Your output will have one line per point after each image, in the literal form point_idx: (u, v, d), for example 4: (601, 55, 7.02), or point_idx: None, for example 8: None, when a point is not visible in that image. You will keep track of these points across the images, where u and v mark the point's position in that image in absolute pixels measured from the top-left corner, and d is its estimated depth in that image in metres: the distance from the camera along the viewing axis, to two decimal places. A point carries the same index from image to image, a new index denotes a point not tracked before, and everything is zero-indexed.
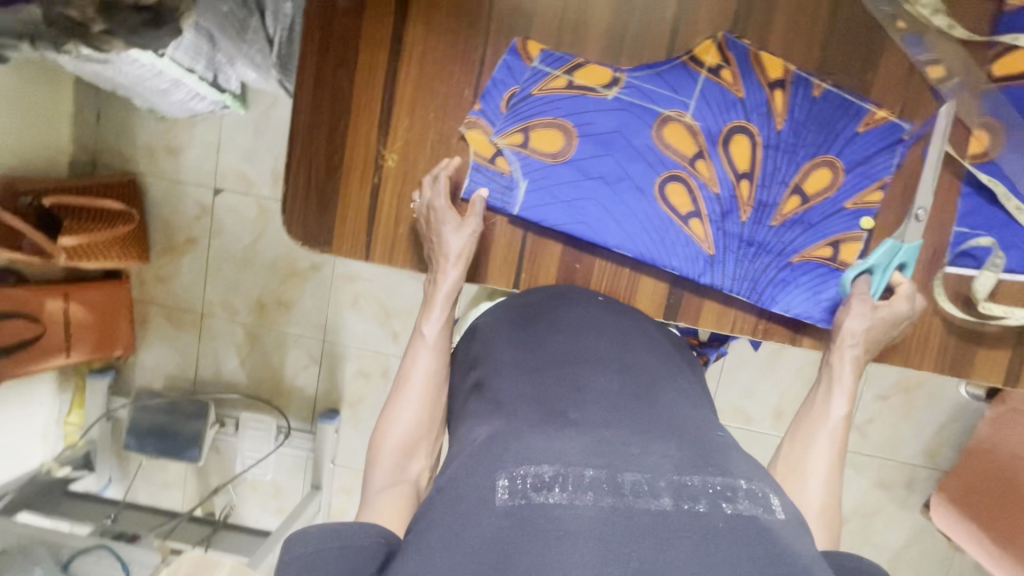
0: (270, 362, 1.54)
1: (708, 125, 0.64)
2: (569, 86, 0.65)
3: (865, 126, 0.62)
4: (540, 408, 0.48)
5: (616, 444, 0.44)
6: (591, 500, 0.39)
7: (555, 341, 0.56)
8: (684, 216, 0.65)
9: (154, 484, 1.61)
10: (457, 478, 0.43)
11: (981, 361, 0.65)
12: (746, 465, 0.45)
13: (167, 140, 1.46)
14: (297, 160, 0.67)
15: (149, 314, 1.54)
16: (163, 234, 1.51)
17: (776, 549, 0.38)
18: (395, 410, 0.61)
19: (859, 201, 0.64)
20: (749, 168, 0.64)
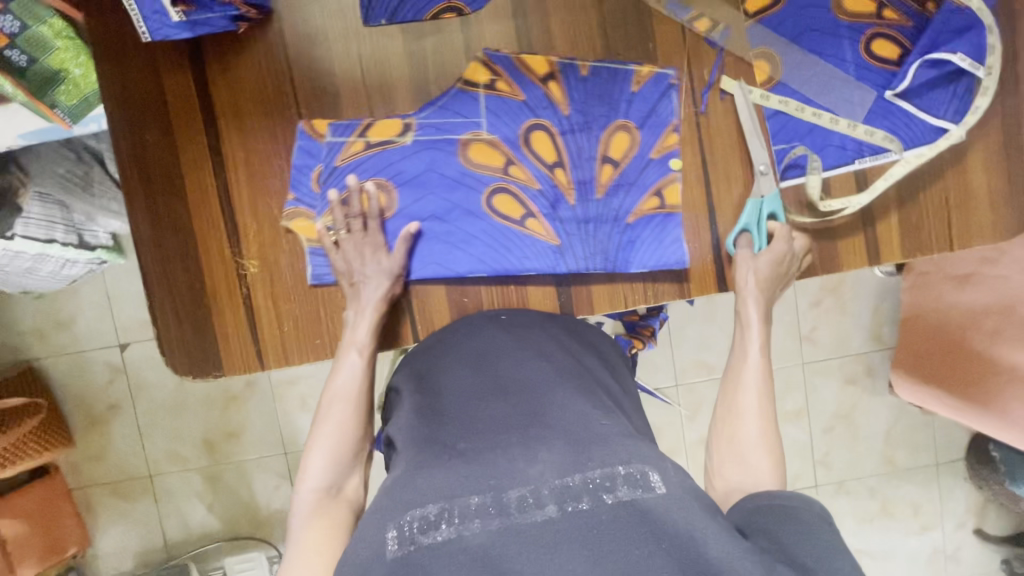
0: (238, 497, 1.46)
1: (505, 134, 0.68)
2: (368, 147, 0.67)
3: (637, 84, 0.68)
4: (430, 449, 0.51)
5: (501, 463, 0.48)
6: (479, 527, 0.43)
7: (435, 376, 0.59)
8: (519, 220, 0.68)
9: None
10: (356, 541, 0.46)
11: (844, 253, 0.70)
12: (625, 446, 0.49)
13: (54, 316, 1.38)
14: (161, 299, 0.66)
15: (93, 497, 1.44)
16: (81, 410, 1.42)
17: (651, 526, 0.42)
18: (316, 449, 0.64)
19: (661, 148, 0.69)
20: (557, 157, 0.69)
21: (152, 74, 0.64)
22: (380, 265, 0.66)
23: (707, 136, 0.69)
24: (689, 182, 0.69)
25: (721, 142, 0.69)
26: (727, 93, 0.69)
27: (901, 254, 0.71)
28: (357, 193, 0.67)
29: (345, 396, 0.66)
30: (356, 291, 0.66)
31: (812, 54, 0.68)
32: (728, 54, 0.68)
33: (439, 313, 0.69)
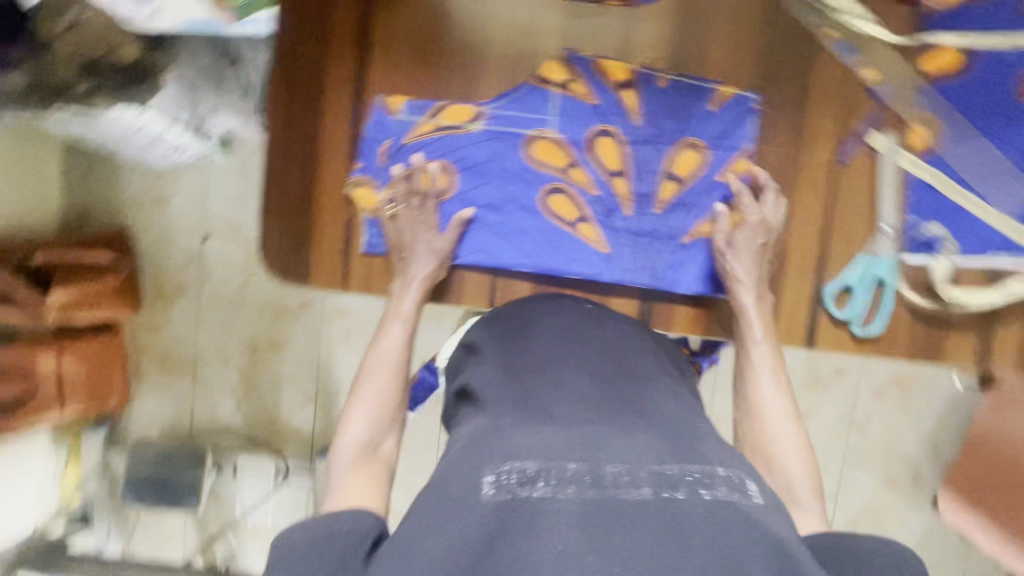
0: (265, 403, 1.53)
1: (573, 135, 0.68)
2: (436, 130, 0.69)
3: (714, 103, 0.66)
4: (522, 410, 0.50)
5: (597, 437, 0.46)
6: (574, 492, 0.40)
7: (529, 342, 0.59)
8: (571, 222, 0.69)
9: (152, 537, 1.56)
10: (446, 481, 0.45)
11: (951, 346, 0.66)
12: (722, 452, 0.47)
13: (154, 192, 1.48)
14: (272, 204, 0.70)
15: (142, 364, 1.54)
16: (153, 283, 1.52)
17: (753, 536, 0.39)
18: (355, 404, 0.59)
19: (728, 172, 0.67)
20: (620, 166, 0.68)
21: None
22: (432, 245, 0.67)
23: (841, 188, 0.66)
24: (806, 232, 0.66)
25: (852, 197, 0.66)
26: (875, 149, 0.65)
27: (1011, 367, 0.66)
28: (420, 172, 0.68)
29: (389, 361, 0.62)
30: (405, 265, 0.67)
31: (979, 134, 0.64)
32: (888, 110, 0.65)
33: (520, 288, 0.70)
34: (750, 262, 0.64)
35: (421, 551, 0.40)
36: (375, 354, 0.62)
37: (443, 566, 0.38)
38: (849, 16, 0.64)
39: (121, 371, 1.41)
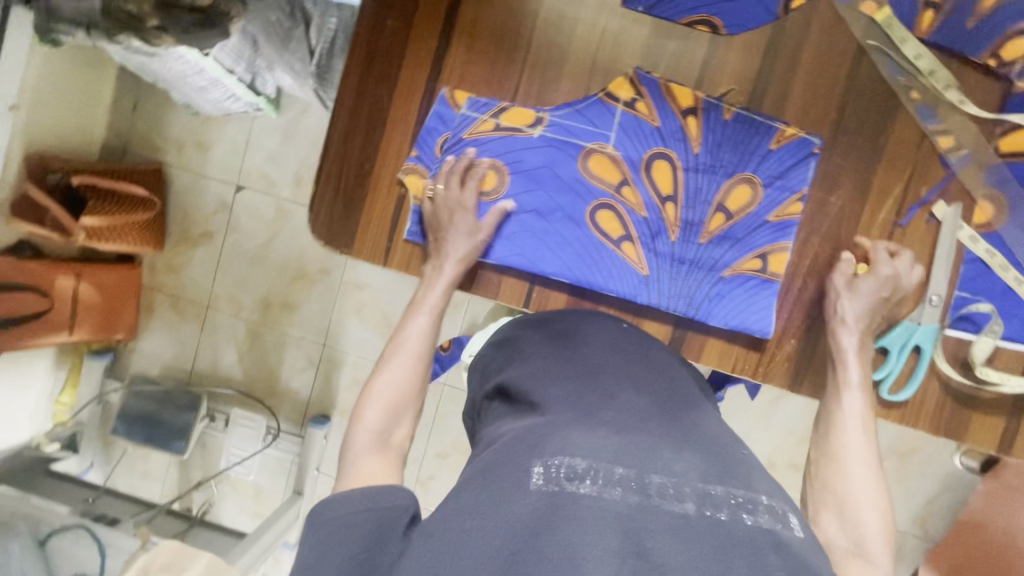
0: (267, 363, 1.54)
1: (629, 154, 0.68)
2: (497, 128, 0.69)
3: (776, 143, 0.66)
4: (574, 408, 0.49)
5: (646, 447, 0.46)
6: (619, 496, 0.41)
7: (581, 343, 0.58)
8: (616, 240, 0.68)
9: (134, 473, 1.59)
10: (492, 467, 0.45)
11: (976, 426, 0.65)
12: (765, 482, 0.47)
13: (198, 136, 1.49)
14: (329, 169, 0.70)
15: (155, 301, 1.56)
16: (181, 225, 1.52)
17: (795, 567, 0.38)
18: (376, 386, 0.65)
19: (781, 213, 0.67)
20: (673, 191, 0.68)
21: None
22: (467, 230, 0.68)
23: (894, 251, 0.65)
24: None
25: (902, 262, 0.65)
26: (936, 218, 0.65)
27: None
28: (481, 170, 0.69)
29: (411, 350, 0.67)
30: (440, 247, 0.68)
31: None
32: (955, 180, 0.64)
33: (557, 293, 0.70)
34: (850, 305, 0.64)
35: (465, 530, 0.40)
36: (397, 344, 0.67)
37: (484, 547, 0.38)
38: (934, 81, 0.63)
39: (132, 305, 1.47)
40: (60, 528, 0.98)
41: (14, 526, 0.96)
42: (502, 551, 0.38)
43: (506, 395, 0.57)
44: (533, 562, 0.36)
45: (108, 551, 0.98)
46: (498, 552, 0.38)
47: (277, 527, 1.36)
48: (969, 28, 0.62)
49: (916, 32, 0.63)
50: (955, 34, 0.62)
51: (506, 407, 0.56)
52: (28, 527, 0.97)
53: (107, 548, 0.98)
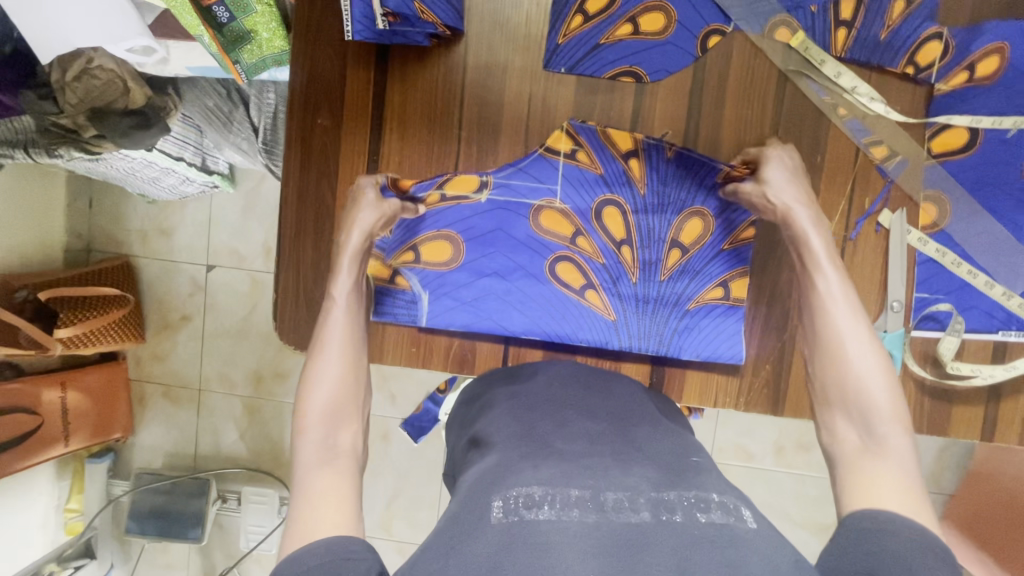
0: (269, 436, 1.45)
1: (578, 205, 0.69)
2: (444, 199, 0.69)
3: (724, 176, 0.67)
4: (527, 443, 0.50)
5: (598, 467, 0.47)
6: (577, 515, 0.42)
7: (535, 380, 0.60)
8: (579, 289, 0.69)
9: (157, 565, 1.50)
10: (453, 512, 0.45)
11: (957, 419, 0.66)
12: (719, 483, 0.47)
13: (160, 222, 1.44)
14: (286, 272, 0.70)
15: (147, 393, 1.46)
16: (159, 312, 1.46)
17: (752, 554, 0.39)
18: (310, 384, 0.57)
19: (735, 239, 0.69)
20: (626, 235, 0.69)
21: (337, 63, 0.68)
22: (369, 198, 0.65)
23: (850, 265, 0.66)
24: None
25: (859, 274, 0.66)
26: (883, 226, 0.66)
27: (1019, 440, 0.66)
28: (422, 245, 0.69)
29: (344, 332, 0.60)
30: (350, 214, 0.64)
31: (985, 211, 0.65)
32: (895, 187, 0.65)
33: (532, 350, 0.71)
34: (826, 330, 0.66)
35: (432, 572, 0.39)
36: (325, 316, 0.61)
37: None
38: (857, 96, 0.65)
39: (124, 404, 1.42)
40: None
41: None
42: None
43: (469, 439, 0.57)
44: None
45: None
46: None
47: None
48: (882, 40, 0.63)
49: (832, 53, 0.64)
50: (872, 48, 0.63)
51: (467, 452, 0.56)
52: None
53: None
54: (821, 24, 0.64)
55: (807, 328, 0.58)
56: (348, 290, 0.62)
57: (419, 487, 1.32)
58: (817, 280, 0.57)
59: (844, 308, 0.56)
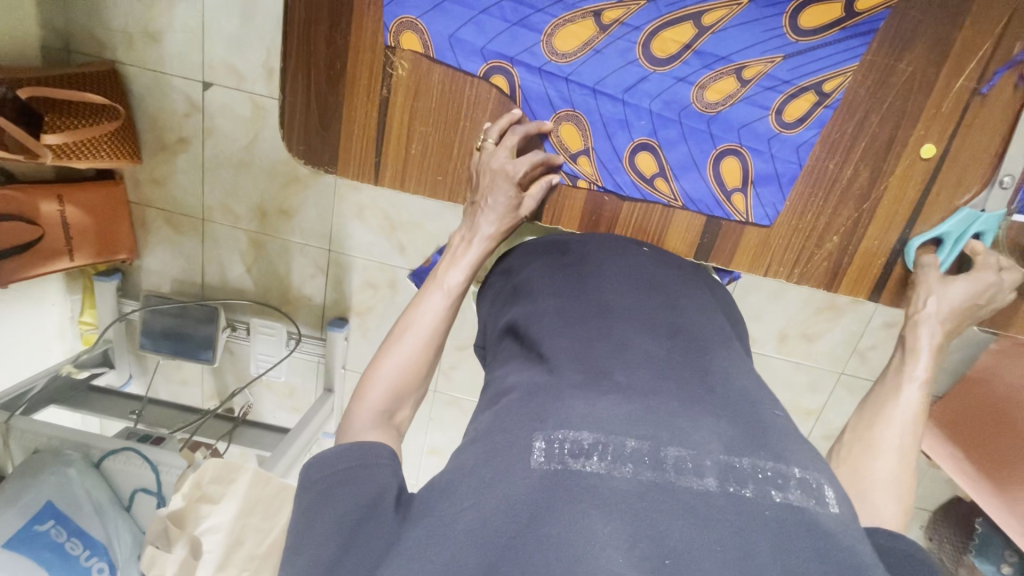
0: (276, 272, 1.27)
1: (602, 87, 0.57)
2: (442, 76, 0.58)
3: (726, 173, 0.60)
4: (581, 366, 0.45)
5: (661, 414, 0.40)
6: (630, 472, 0.36)
7: (597, 292, 0.52)
8: (664, 9, 0.54)
9: (173, 380, 1.46)
10: (490, 438, 0.40)
11: None
12: (800, 451, 0.40)
13: (146, 22, 1.05)
14: (294, 67, 0.58)
15: (148, 217, 1.25)
16: (153, 131, 1.15)
17: (833, 550, 0.33)
18: (396, 344, 0.51)
19: (785, 107, 0.57)
20: (683, 48, 0.55)
21: None
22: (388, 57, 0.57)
23: (965, 127, 0.56)
24: (909, 169, 0.58)
25: (974, 140, 0.56)
26: None
27: None
28: (414, 30, 0.56)
29: (433, 326, 0.52)
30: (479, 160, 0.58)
31: None
32: None
33: (572, 207, 0.63)
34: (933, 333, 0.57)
35: (455, 515, 0.35)
36: (432, 286, 0.54)
37: (482, 528, 0.34)
38: None
39: (126, 221, 1.23)
40: (111, 450, 0.93)
41: (65, 454, 0.91)
42: (499, 537, 0.34)
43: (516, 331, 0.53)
44: (532, 552, 0.33)
45: (161, 468, 0.92)
46: (490, 539, 0.33)
47: (313, 424, 1.21)
48: None
49: (796, 85, 0.56)
50: (829, 110, 0.56)
51: (520, 348, 0.51)
52: (79, 454, 0.92)
53: (159, 466, 0.92)
54: (816, 58, 0.55)
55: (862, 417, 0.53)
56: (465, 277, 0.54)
57: None
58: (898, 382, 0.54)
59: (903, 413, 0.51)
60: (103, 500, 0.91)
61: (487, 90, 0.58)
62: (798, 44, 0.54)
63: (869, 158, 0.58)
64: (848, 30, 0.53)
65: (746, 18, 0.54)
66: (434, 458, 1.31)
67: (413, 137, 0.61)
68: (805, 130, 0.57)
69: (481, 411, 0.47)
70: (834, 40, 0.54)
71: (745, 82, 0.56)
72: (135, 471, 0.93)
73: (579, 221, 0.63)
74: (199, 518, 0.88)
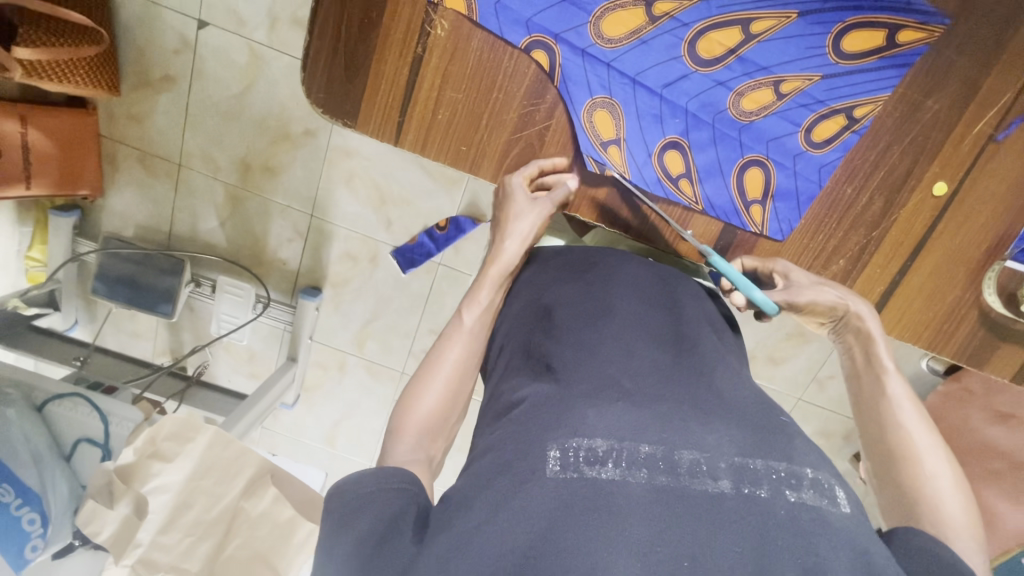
0: (251, 231, 1.18)
1: (643, 78, 0.57)
2: (482, 43, 0.56)
3: (746, 185, 0.61)
4: (589, 377, 0.44)
5: (673, 420, 0.40)
6: (645, 478, 0.36)
7: (606, 299, 0.52)
8: (716, 11, 0.54)
9: (123, 332, 1.36)
10: (502, 448, 0.40)
11: (999, 355, 0.65)
12: (811, 453, 0.41)
13: None
14: (325, 9, 0.54)
15: (116, 154, 1.13)
16: (135, 62, 1.04)
17: (839, 548, 0.34)
18: (421, 392, 0.51)
19: (814, 127, 0.58)
20: (727, 52, 0.55)
21: None
22: (429, 15, 0.55)
23: (977, 170, 0.58)
24: (919, 204, 0.60)
25: (983, 183, 0.58)
26: None
27: None
28: None
29: (457, 361, 0.52)
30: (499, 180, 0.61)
31: None
32: None
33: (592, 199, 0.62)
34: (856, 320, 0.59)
35: (476, 527, 0.35)
36: (450, 331, 0.54)
37: (500, 540, 0.33)
38: None
39: (94, 156, 1.10)
40: (57, 395, 0.86)
41: (5, 392, 0.84)
42: (518, 549, 0.33)
43: (524, 349, 0.51)
44: (552, 561, 0.32)
45: (111, 420, 0.86)
46: (511, 548, 0.33)
47: (270, 393, 1.15)
48: None
49: (829, 106, 0.57)
50: (856, 136, 0.58)
51: (528, 360, 0.50)
52: (20, 393, 0.85)
53: (110, 417, 0.86)
54: (852, 82, 0.56)
55: (870, 444, 0.53)
56: (481, 312, 0.55)
57: (399, 316, 1.23)
58: (886, 380, 0.55)
59: (912, 416, 0.52)
60: (42, 447, 0.83)
61: (526, 65, 0.57)
62: (838, 66, 0.55)
63: (885, 189, 0.59)
64: (887, 59, 0.54)
65: (792, 32, 0.54)
66: None
67: (442, 102, 0.58)
68: (829, 151, 0.59)
69: (490, 422, 0.46)
70: (872, 67, 0.55)
71: (781, 95, 0.57)
72: (82, 419, 0.86)
73: (595, 213, 0.63)
74: (149, 475, 0.78)
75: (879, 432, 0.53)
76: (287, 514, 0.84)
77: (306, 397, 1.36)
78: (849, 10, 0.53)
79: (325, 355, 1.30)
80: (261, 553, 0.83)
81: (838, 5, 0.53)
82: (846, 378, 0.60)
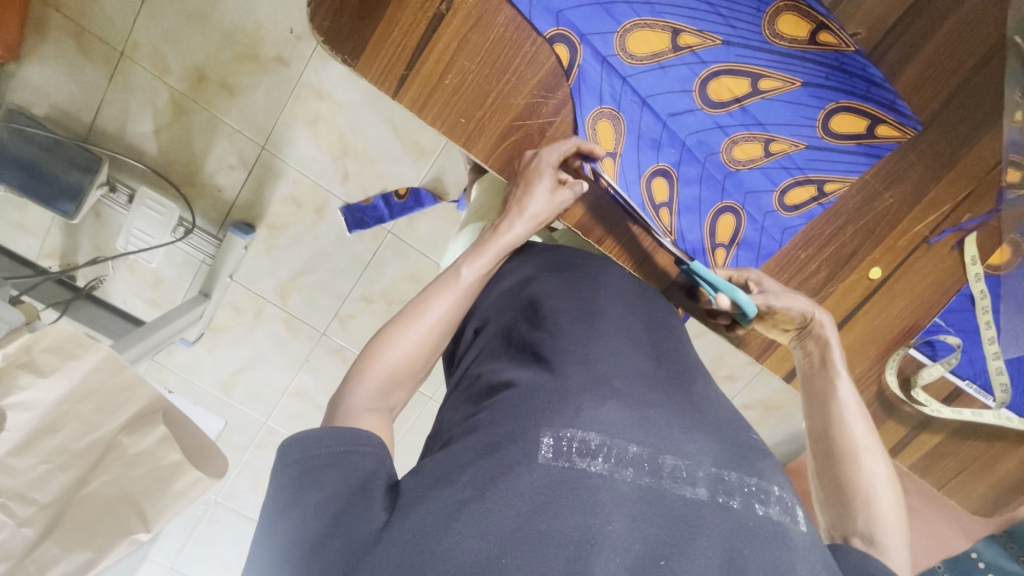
0: (191, 146, 1.07)
1: (651, 101, 0.59)
2: (510, 20, 0.54)
3: (714, 229, 0.65)
4: (580, 368, 0.43)
5: (658, 424, 0.40)
6: (630, 476, 0.37)
7: (594, 299, 0.52)
8: (731, 58, 0.56)
9: (5, 220, 1.17)
10: (486, 430, 0.38)
11: (883, 429, 0.73)
12: (775, 471, 0.43)
13: None
14: None
15: (46, 18, 0.97)
16: None
17: (796, 563, 0.36)
18: (397, 334, 0.50)
19: (786, 194, 0.63)
20: (733, 99, 0.58)
21: None
22: None
23: (911, 262, 0.65)
24: (858, 281, 0.66)
25: (912, 276, 0.65)
26: (961, 246, 0.64)
27: (909, 465, 0.75)
28: None
29: (441, 316, 0.52)
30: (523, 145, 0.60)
31: None
32: (996, 219, 0.63)
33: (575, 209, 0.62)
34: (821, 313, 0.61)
35: (459, 505, 0.34)
36: (444, 282, 0.54)
37: (485, 522, 0.33)
38: None
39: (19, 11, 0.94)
40: None
41: None
42: (502, 528, 0.33)
43: (505, 332, 0.51)
44: (531, 542, 0.33)
45: None
46: (494, 531, 0.33)
47: (177, 322, 1.05)
48: None
49: (806, 174, 0.62)
50: (821, 208, 0.63)
51: (506, 347, 0.50)
52: None
53: None
54: (831, 159, 0.61)
55: (814, 434, 0.57)
56: (480, 273, 0.55)
57: (334, 274, 1.17)
58: (839, 382, 0.58)
59: (862, 419, 0.55)
60: None
61: (549, 56, 0.56)
62: (823, 140, 0.60)
63: (833, 261, 0.65)
64: (864, 146, 0.60)
65: (792, 99, 0.58)
66: (295, 400, 1.32)
67: (453, 68, 0.55)
68: (795, 217, 0.64)
69: (461, 405, 0.45)
70: (850, 150, 0.60)
71: (769, 153, 0.61)
72: None
73: (576, 219, 0.63)
74: (13, 388, 0.63)
75: (825, 426, 0.56)
76: (172, 459, 0.76)
77: (210, 336, 1.25)
78: (849, 93, 0.57)
79: (242, 298, 1.20)
80: (129, 495, 0.73)
81: (837, 86, 0.57)
82: (798, 375, 0.63)
